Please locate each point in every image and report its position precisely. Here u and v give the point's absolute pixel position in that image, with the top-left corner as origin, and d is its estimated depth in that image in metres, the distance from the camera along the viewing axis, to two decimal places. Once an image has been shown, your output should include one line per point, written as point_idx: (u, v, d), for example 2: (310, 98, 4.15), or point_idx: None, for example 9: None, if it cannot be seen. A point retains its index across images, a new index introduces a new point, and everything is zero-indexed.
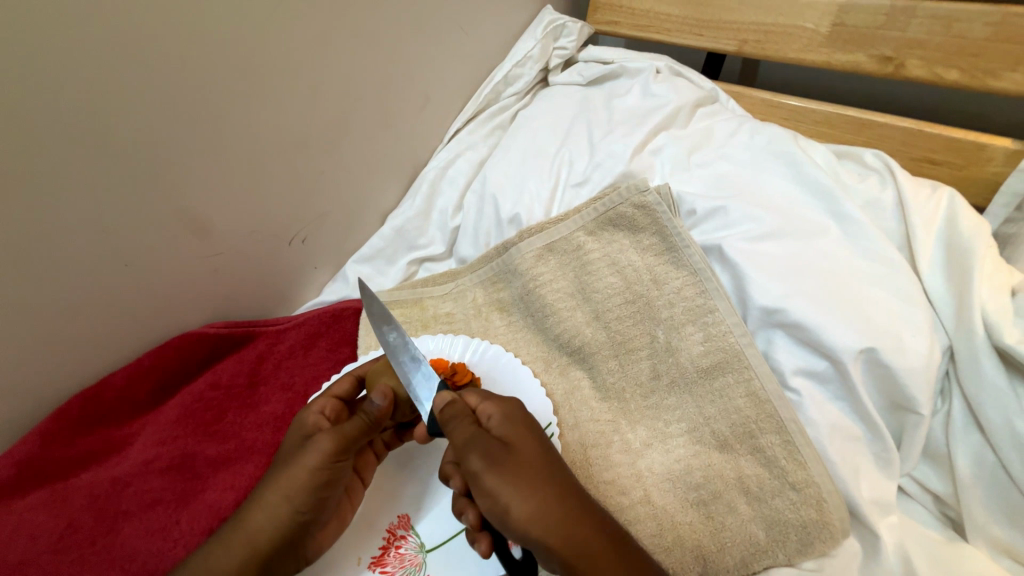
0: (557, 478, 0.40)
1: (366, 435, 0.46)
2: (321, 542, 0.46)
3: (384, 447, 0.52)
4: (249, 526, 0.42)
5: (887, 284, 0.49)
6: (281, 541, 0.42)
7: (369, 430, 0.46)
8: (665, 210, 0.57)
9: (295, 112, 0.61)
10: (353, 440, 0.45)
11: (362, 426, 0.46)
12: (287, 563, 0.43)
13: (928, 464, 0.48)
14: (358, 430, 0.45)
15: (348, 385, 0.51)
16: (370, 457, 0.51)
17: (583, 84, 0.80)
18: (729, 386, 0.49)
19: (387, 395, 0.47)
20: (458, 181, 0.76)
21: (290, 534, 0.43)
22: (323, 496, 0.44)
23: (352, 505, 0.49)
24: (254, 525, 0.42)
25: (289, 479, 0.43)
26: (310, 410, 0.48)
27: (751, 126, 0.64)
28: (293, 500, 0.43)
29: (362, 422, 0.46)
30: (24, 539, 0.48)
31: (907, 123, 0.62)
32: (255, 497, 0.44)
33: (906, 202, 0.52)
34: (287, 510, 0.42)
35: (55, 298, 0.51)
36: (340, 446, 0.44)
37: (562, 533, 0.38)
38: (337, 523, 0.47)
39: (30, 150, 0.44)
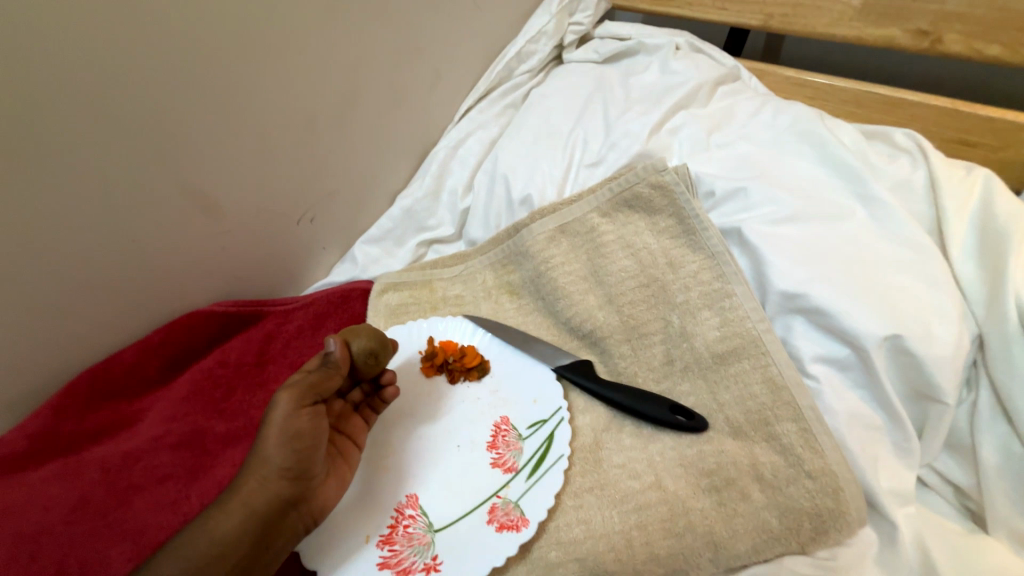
0: None
1: (328, 382, 0.48)
2: (325, 500, 0.46)
3: (372, 410, 0.53)
4: (244, 487, 0.43)
5: (915, 270, 0.47)
6: (275, 501, 0.43)
7: (331, 376, 0.48)
8: (682, 190, 0.55)
9: (304, 86, 0.60)
10: (317, 387, 0.47)
11: (323, 375, 0.48)
12: (289, 523, 0.43)
13: (950, 455, 0.47)
14: (317, 378, 0.47)
15: (316, 358, 0.50)
16: (358, 421, 0.51)
17: (598, 62, 0.78)
18: (746, 372, 0.48)
19: (337, 343, 0.49)
20: (468, 161, 0.74)
21: (284, 492, 0.43)
22: (304, 449, 0.44)
23: (349, 465, 0.49)
24: (249, 484, 0.43)
25: (265, 437, 0.44)
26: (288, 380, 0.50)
27: (775, 105, 0.61)
28: (275, 457, 0.43)
29: (322, 371, 0.48)
30: (37, 510, 0.49)
31: (941, 103, 0.59)
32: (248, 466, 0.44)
33: (938, 185, 0.50)
34: (272, 467, 0.43)
35: (61, 273, 0.50)
36: (306, 392, 0.46)
37: None
38: (338, 480, 0.47)
39: (30, 120, 0.43)
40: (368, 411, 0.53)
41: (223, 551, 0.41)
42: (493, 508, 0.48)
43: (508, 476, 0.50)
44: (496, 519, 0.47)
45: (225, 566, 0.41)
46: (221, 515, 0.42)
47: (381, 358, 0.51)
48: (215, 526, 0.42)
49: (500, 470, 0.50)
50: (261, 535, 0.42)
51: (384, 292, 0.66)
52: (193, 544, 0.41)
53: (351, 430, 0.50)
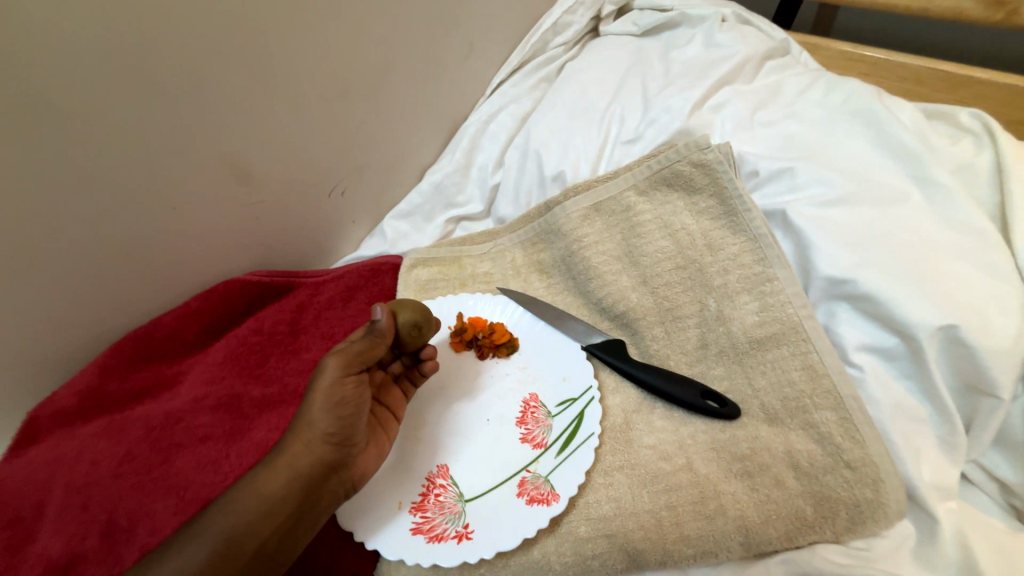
0: None
1: (373, 350, 0.48)
2: (364, 470, 0.47)
3: (410, 384, 0.54)
4: (290, 452, 0.44)
5: (974, 257, 0.44)
6: (318, 466, 0.44)
7: (376, 345, 0.49)
8: (726, 169, 0.53)
9: (339, 54, 0.59)
10: (363, 355, 0.48)
11: (369, 343, 0.48)
12: (331, 488, 0.45)
13: (998, 451, 0.45)
14: (364, 346, 0.48)
15: (361, 328, 0.50)
16: (398, 393, 0.53)
17: (637, 35, 0.74)
18: (785, 358, 0.47)
19: (387, 312, 0.49)
20: (499, 137, 0.72)
21: (327, 457, 0.44)
22: (347, 416, 0.45)
23: (387, 436, 0.50)
24: (295, 448, 0.44)
25: (311, 402, 0.45)
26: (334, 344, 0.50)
27: (827, 82, 0.58)
28: (319, 422, 0.45)
29: (368, 339, 0.49)
30: (87, 463, 0.51)
31: (1012, 80, 0.56)
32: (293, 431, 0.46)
33: (1005, 168, 0.47)
34: (316, 433, 0.44)
35: (104, 236, 0.51)
36: (351, 360, 0.47)
37: None
38: (376, 450, 0.48)
39: (74, 80, 0.43)
40: (407, 384, 0.54)
41: (270, 511, 0.43)
42: (523, 482, 0.48)
43: (537, 451, 0.50)
44: (526, 492, 0.47)
45: (273, 524, 0.43)
46: (267, 477, 0.44)
47: (425, 332, 0.52)
48: (263, 486, 0.43)
49: (529, 446, 0.51)
50: (305, 497, 0.44)
51: (413, 268, 0.66)
52: (242, 503, 0.43)
53: (391, 402, 0.52)
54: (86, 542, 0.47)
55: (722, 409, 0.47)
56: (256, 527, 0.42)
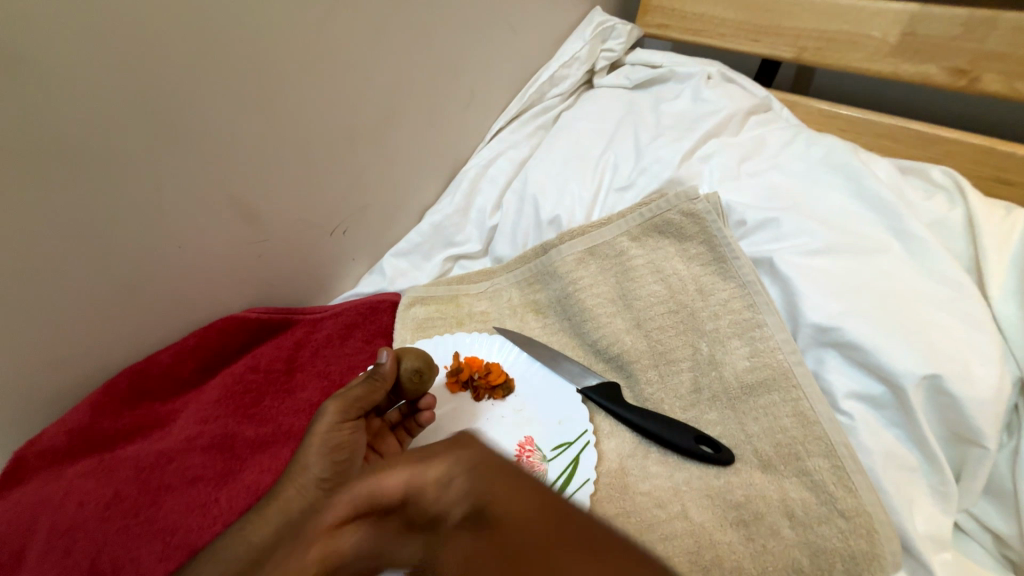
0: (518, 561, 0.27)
1: (371, 396, 0.50)
2: None
3: (406, 433, 0.57)
4: (284, 495, 0.45)
5: (952, 307, 0.46)
6: (309, 512, 0.43)
7: (374, 390, 0.51)
8: (714, 219, 0.56)
9: (348, 106, 0.62)
10: (362, 400, 0.50)
11: (369, 387, 0.51)
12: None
13: (990, 502, 0.45)
14: (362, 391, 0.50)
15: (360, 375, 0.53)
16: (393, 440, 0.56)
17: (629, 88, 0.79)
18: (775, 404, 0.48)
19: (389, 359, 0.52)
20: (498, 180, 0.75)
21: (320, 503, 0.44)
22: (340, 462, 0.47)
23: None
24: (288, 492, 0.45)
25: (308, 446, 0.47)
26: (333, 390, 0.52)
27: (807, 137, 0.62)
28: (314, 466, 0.46)
29: (368, 384, 0.51)
30: (73, 505, 0.50)
31: (979, 140, 0.59)
32: (288, 473, 0.47)
33: (976, 222, 0.50)
34: (311, 477, 0.46)
35: (109, 274, 0.53)
36: (350, 405, 0.49)
37: None
38: None
39: (97, 127, 0.46)
40: (402, 433, 0.57)
41: (256, 562, 0.41)
42: None
43: None
44: None
45: None
46: (257, 521, 0.44)
47: (425, 380, 0.53)
48: (255, 531, 0.43)
49: None
50: None
51: (412, 306, 0.68)
52: (231, 549, 0.43)
53: (385, 448, 0.55)
54: None
55: (716, 454, 0.47)
56: None
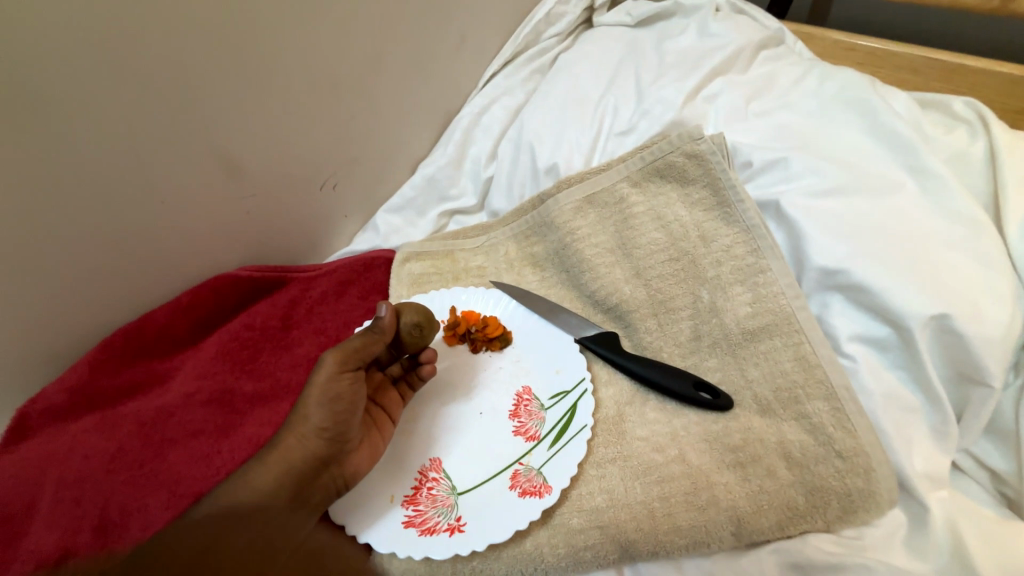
0: None
1: (370, 347, 0.49)
2: (355, 467, 0.47)
3: (409, 387, 0.53)
4: (285, 444, 0.47)
5: (967, 245, 0.44)
6: (311, 459, 0.45)
7: (373, 341, 0.50)
8: (719, 160, 0.53)
9: (330, 47, 0.58)
10: (361, 350, 0.49)
11: (367, 339, 0.50)
12: (322, 482, 0.46)
13: (989, 440, 0.45)
14: (361, 341, 0.49)
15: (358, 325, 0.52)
16: (394, 395, 0.52)
17: (631, 25, 0.73)
18: (777, 349, 0.47)
19: (387, 308, 0.51)
20: (492, 129, 0.72)
21: (320, 451, 0.45)
22: (341, 413, 0.46)
23: (382, 437, 0.49)
24: (290, 441, 0.46)
25: (308, 396, 0.47)
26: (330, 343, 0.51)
27: (821, 71, 0.57)
28: (315, 417, 0.46)
29: (366, 335, 0.50)
30: (78, 458, 0.51)
31: (1006, 69, 0.55)
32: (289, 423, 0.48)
33: (998, 156, 0.47)
34: (311, 427, 0.46)
35: (91, 231, 0.51)
36: (348, 355, 0.48)
37: None
38: (369, 449, 0.48)
39: (60, 69, 0.42)
40: (405, 388, 0.53)
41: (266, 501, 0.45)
42: (516, 475, 0.48)
43: (530, 444, 0.50)
44: (519, 484, 0.47)
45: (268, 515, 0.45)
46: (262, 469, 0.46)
47: (426, 334, 0.52)
48: (261, 476, 0.46)
49: (522, 438, 0.51)
50: (297, 488, 0.45)
51: (407, 262, 0.66)
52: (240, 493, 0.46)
53: (387, 403, 0.51)
54: (78, 537, 0.47)
55: (714, 399, 0.47)
56: (253, 517, 0.45)
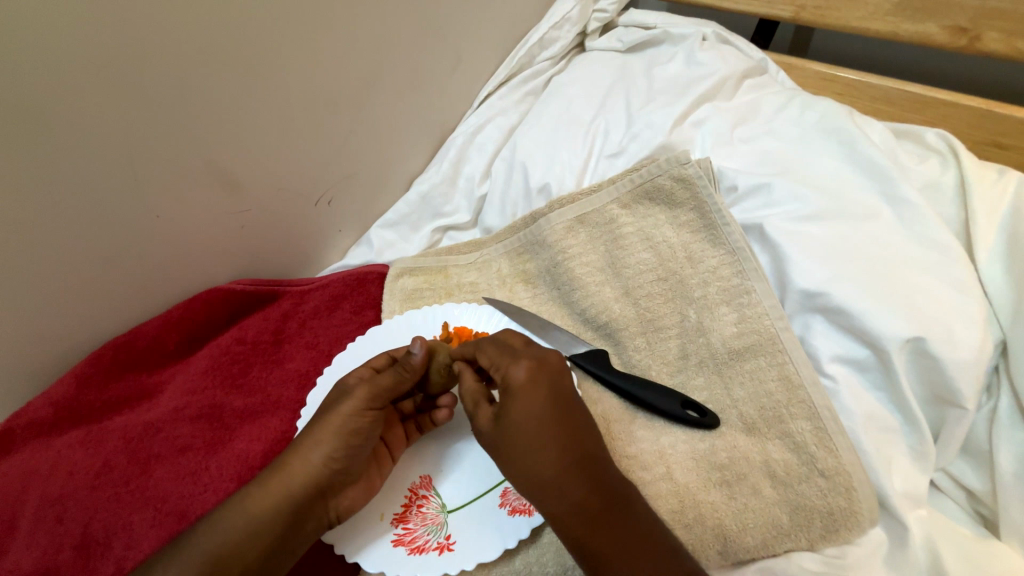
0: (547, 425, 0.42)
1: (400, 385, 0.49)
2: (350, 502, 0.46)
3: (417, 429, 0.52)
4: (287, 470, 0.46)
5: (940, 271, 0.46)
6: (311, 488, 0.45)
7: (403, 378, 0.49)
8: (705, 184, 0.55)
9: (328, 67, 0.60)
10: (386, 388, 0.49)
11: (396, 376, 0.49)
12: (316, 514, 0.45)
13: (965, 460, 0.47)
14: (391, 378, 0.49)
15: (384, 359, 0.52)
16: (400, 433, 0.51)
17: (622, 51, 0.76)
18: (761, 369, 0.48)
19: (423, 346, 0.50)
20: (486, 148, 0.73)
21: (322, 480, 0.45)
22: (355, 444, 0.47)
23: (381, 475, 0.49)
24: (293, 468, 0.46)
25: (323, 424, 0.47)
26: (350, 374, 0.50)
27: (802, 101, 0.60)
28: (326, 444, 0.46)
29: (396, 372, 0.49)
30: (63, 475, 0.50)
31: (974, 102, 0.58)
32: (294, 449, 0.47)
33: (968, 186, 0.49)
34: (320, 455, 0.46)
35: (83, 245, 0.51)
36: (374, 392, 0.48)
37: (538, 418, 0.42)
38: (366, 485, 0.48)
39: (61, 86, 0.43)
40: (412, 429, 0.52)
41: (258, 532, 0.44)
42: (505, 492, 0.48)
43: None
44: (509, 502, 0.48)
45: (258, 546, 0.44)
46: (258, 497, 0.45)
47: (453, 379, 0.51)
48: (255, 503, 0.45)
49: None
50: (292, 519, 0.45)
51: (400, 277, 0.67)
52: (229, 522, 0.44)
53: (392, 440, 0.50)
54: (61, 556, 0.47)
55: (701, 418, 0.48)
56: (242, 547, 0.43)
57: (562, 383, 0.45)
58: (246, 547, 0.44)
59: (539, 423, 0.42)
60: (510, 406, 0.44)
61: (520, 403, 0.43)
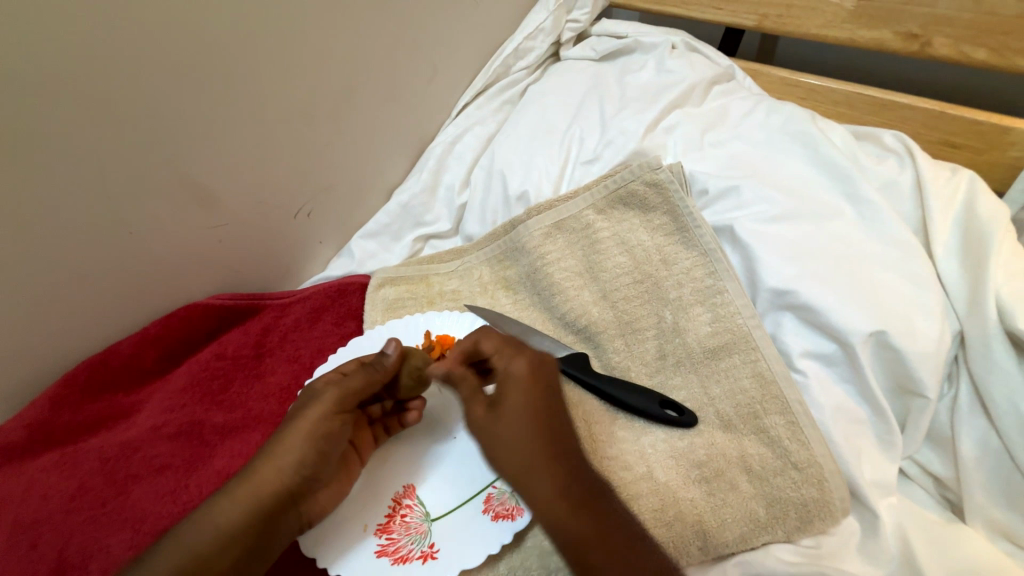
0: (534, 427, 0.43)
1: (371, 384, 0.50)
2: (321, 504, 0.47)
3: (384, 430, 0.53)
4: (257, 475, 0.45)
5: (900, 267, 0.48)
6: (283, 491, 0.45)
7: (374, 378, 0.50)
8: (676, 188, 0.56)
9: (302, 81, 0.60)
10: (357, 391, 0.49)
11: (368, 377, 0.50)
12: (289, 519, 0.45)
13: (931, 447, 0.49)
14: (363, 379, 0.50)
15: (353, 364, 0.52)
16: (368, 436, 0.52)
17: (595, 60, 0.78)
18: (736, 367, 0.49)
19: (398, 348, 0.51)
20: (465, 158, 0.74)
21: (293, 484, 0.45)
22: (326, 445, 0.47)
23: (351, 477, 0.49)
24: (264, 474, 0.45)
25: (295, 428, 0.47)
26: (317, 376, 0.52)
27: (768, 105, 0.62)
28: (297, 448, 0.46)
29: (367, 372, 0.50)
30: (37, 499, 0.49)
31: (930, 104, 0.61)
32: (263, 451, 0.47)
33: (924, 184, 0.52)
34: (291, 459, 0.46)
35: (54, 265, 0.50)
36: (346, 394, 0.49)
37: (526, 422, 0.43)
38: (337, 487, 0.48)
39: (29, 107, 0.43)
40: (380, 430, 0.53)
41: (229, 540, 0.43)
42: (489, 498, 0.49)
43: None
44: (492, 508, 0.48)
45: (231, 555, 0.42)
46: (225, 504, 0.44)
47: (422, 384, 0.51)
48: (225, 511, 0.43)
49: None
50: (264, 526, 0.44)
51: (381, 287, 0.67)
52: (197, 533, 0.43)
53: (359, 442, 0.51)
54: None
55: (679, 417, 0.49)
56: (211, 560, 0.42)
57: (541, 390, 0.45)
58: (213, 556, 0.42)
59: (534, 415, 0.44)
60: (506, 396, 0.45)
61: (515, 395, 0.45)
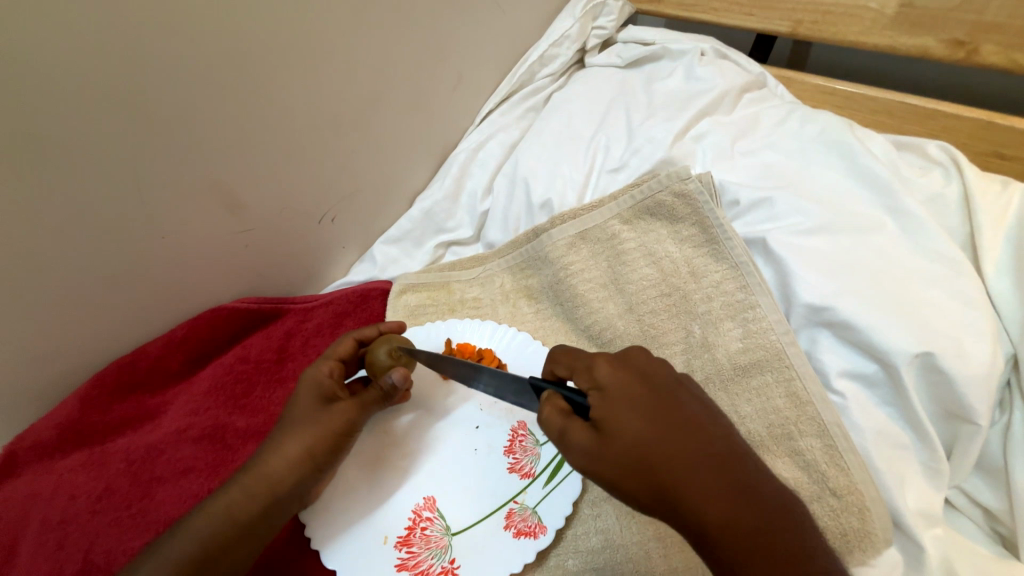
0: (663, 427, 0.33)
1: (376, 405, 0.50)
2: (317, 492, 0.48)
3: None
4: (269, 470, 0.45)
5: (947, 284, 0.46)
6: (294, 486, 0.45)
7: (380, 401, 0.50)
8: (706, 199, 0.55)
9: (332, 88, 0.61)
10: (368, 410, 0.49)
11: (380, 397, 0.50)
12: (291, 510, 0.46)
13: (980, 477, 0.46)
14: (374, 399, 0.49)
15: (349, 346, 0.52)
16: None
17: (621, 66, 0.77)
18: (768, 385, 0.48)
19: (406, 379, 0.49)
20: (488, 164, 0.74)
21: (304, 479, 0.46)
22: (339, 448, 0.47)
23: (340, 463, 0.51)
24: (275, 467, 0.45)
25: (313, 429, 0.46)
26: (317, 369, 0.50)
27: (802, 114, 0.60)
28: (313, 445, 0.46)
29: (379, 393, 0.50)
30: (64, 499, 0.50)
31: (976, 114, 0.58)
32: (275, 445, 0.46)
33: (972, 199, 0.49)
34: (307, 457, 0.46)
35: (93, 268, 0.51)
36: (359, 411, 0.48)
37: (646, 429, 0.33)
38: (333, 477, 0.50)
39: (73, 114, 0.44)
40: None
41: (242, 533, 0.43)
42: (510, 514, 0.48)
43: (525, 481, 0.50)
44: (514, 524, 0.48)
45: (245, 546, 0.43)
46: (239, 494, 0.44)
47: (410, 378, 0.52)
48: (237, 504, 0.43)
49: (517, 475, 0.50)
50: (274, 518, 0.45)
51: (403, 293, 0.67)
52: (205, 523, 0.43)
53: None
54: None
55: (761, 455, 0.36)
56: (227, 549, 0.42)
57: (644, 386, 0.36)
58: (235, 544, 0.43)
59: (648, 422, 0.34)
60: (614, 411, 0.35)
61: (615, 385, 0.36)
